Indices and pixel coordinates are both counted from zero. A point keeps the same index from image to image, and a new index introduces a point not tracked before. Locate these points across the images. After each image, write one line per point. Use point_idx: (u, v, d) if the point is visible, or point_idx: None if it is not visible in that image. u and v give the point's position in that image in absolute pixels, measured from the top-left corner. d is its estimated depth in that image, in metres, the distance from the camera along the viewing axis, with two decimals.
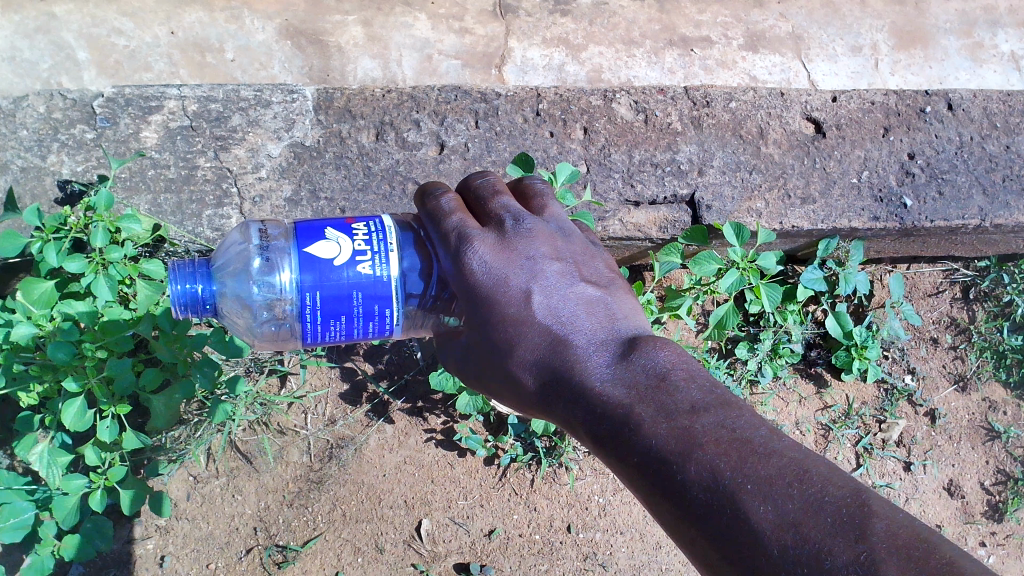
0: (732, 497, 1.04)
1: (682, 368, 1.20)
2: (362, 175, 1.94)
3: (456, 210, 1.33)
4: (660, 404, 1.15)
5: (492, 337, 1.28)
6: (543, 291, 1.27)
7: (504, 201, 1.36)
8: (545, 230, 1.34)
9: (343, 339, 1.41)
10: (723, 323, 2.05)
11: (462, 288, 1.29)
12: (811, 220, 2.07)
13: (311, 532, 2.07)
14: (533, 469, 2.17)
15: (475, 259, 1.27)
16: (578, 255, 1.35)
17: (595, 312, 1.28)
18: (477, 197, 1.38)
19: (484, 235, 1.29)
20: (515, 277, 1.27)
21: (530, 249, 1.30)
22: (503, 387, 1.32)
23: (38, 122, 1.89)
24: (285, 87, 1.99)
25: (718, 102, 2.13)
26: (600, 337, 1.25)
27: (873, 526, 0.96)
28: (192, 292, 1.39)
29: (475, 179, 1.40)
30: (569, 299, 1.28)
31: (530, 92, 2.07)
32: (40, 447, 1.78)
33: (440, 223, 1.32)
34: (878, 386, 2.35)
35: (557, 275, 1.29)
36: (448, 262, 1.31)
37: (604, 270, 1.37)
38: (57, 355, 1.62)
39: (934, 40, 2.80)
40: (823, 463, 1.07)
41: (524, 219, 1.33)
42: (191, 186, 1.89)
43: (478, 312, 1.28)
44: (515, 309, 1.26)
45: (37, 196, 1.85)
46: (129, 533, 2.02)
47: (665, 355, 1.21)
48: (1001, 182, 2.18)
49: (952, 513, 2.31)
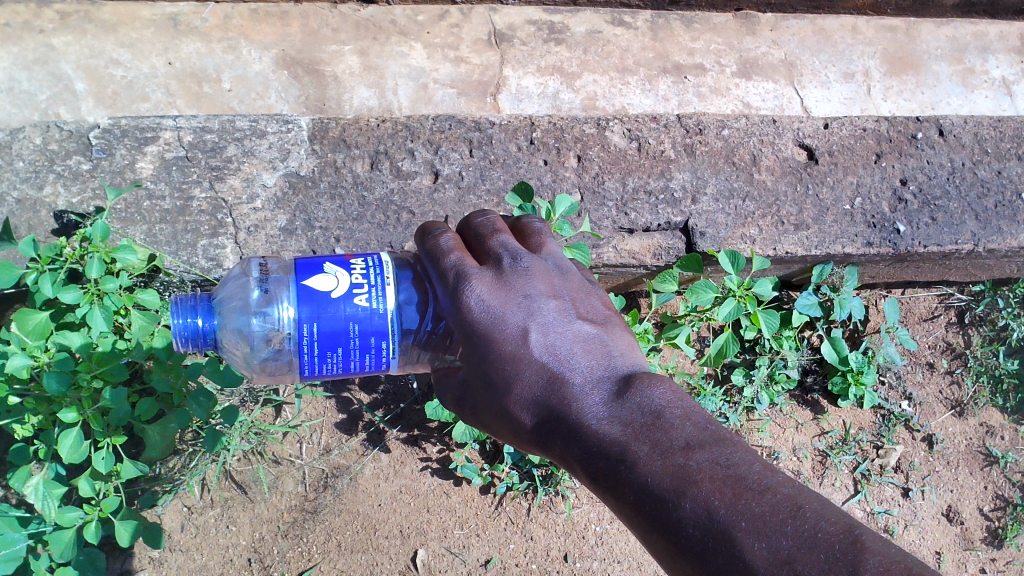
0: (728, 535, 1.03)
1: (678, 406, 1.19)
2: (357, 204, 1.95)
3: (453, 248, 1.34)
4: (656, 442, 1.14)
5: (490, 375, 1.28)
6: (540, 328, 1.28)
7: (502, 238, 1.37)
8: (543, 267, 1.35)
9: (340, 373, 1.40)
10: (723, 351, 2.05)
11: (459, 326, 1.30)
12: (805, 246, 2.08)
13: (305, 563, 2.05)
14: (529, 497, 2.16)
15: (473, 297, 1.28)
16: (575, 292, 1.36)
17: (593, 349, 1.28)
18: (476, 235, 1.39)
19: (482, 274, 1.30)
20: (512, 315, 1.28)
21: (527, 286, 1.31)
22: (501, 425, 1.32)
23: (34, 153, 1.89)
24: (280, 118, 2.00)
25: (711, 129, 2.14)
26: (596, 374, 1.25)
27: (867, 562, 0.96)
28: (193, 326, 1.40)
29: (474, 217, 1.42)
30: (566, 336, 1.28)
31: (523, 120, 2.08)
32: (35, 479, 1.76)
33: (439, 261, 1.34)
34: (875, 412, 2.35)
35: (553, 312, 1.30)
36: (446, 299, 1.32)
37: (600, 306, 1.38)
38: (51, 385, 1.62)
39: (926, 67, 2.82)
40: (816, 498, 1.07)
41: (522, 257, 1.34)
42: (186, 217, 1.90)
43: (476, 349, 1.28)
44: (512, 347, 1.26)
45: (33, 227, 1.86)
46: (123, 564, 2.00)
47: (661, 393, 1.21)
48: (994, 208, 2.19)
49: (952, 540, 2.30)
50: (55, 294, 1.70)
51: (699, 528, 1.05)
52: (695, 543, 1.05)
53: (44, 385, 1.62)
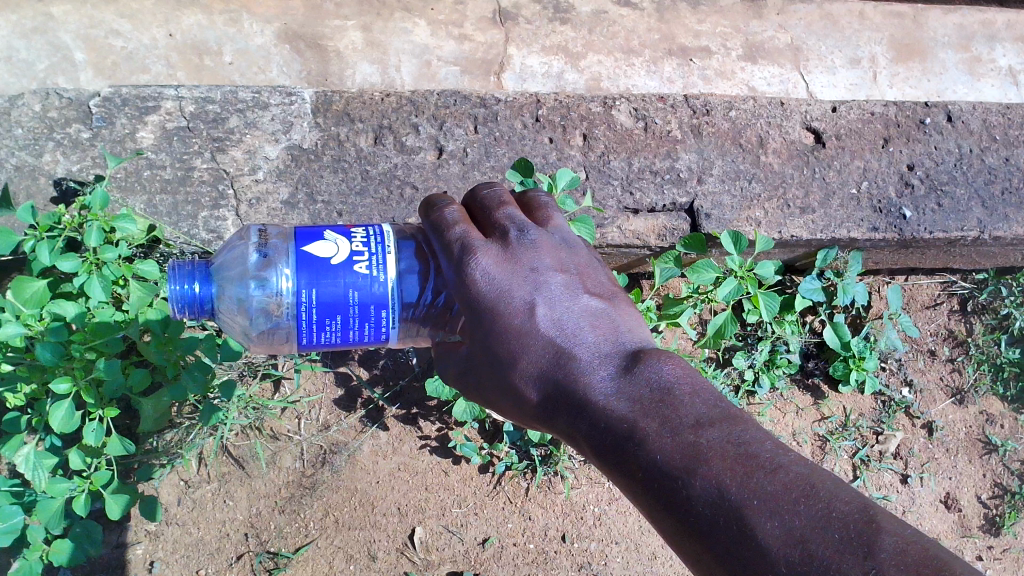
0: (739, 513, 1.02)
1: (687, 381, 1.18)
2: (360, 178, 1.93)
3: (459, 221, 1.32)
4: (666, 419, 1.13)
5: (495, 350, 1.26)
6: (547, 302, 1.26)
7: (508, 212, 1.35)
8: (550, 241, 1.33)
9: (338, 343, 1.39)
10: (722, 332, 2.03)
11: (464, 299, 1.28)
12: (810, 230, 2.07)
13: (302, 539, 2.05)
14: (528, 477, 2.15)
15: (478, 270, 1.26)
16: (582, 266, 1.34)
17: (601, 324, 1.27)
18: (482, 208, 1.37)
19: (488, 247, 1.28)
20: (519, 288, 1.26)
21: (534, 260, 1.29)
22: (506, 400, 1.30)
23: (33, 120, 1.87)
24: (283, 90, 1.97)
25: (718, 110, 2.12)
26: (604, 350, 1.23)
27: (881, 542, 0.95)
28: (190, 293, 1.38)
29: (480, 190, 1.40)
30: (574, 311, 1.26)
31: (529, 98, 2.06)
32: (26, 449, 1.76)
33: (443, 234, 1.32)
34: (875, 398, 2.34)
35: (561, 286, 1.28)
36: (451, 272, 1.31)
37: (607, 281, 1.36)
38: (45, 354, 1.60)
39: (932, 54, 2.80)
40: (829, 476, 1.05)
41: (529, 230, 1.32)
42: (187, 187, 1.88)
43: (481, 324, 1.26)
44: (519, 321, 1.24)
45: (32, 194, 1.83)
46: (118, 537, 1.99)
47: (671, 368, 1.19)
48: (1001, 195, 2.18)
49: (949, 527, 2.30)
50: (53, 262, 1.68)
51: (710, 507, 1.04)
52: (705, 521, 1.04)
53: (37, 354, 1.61)
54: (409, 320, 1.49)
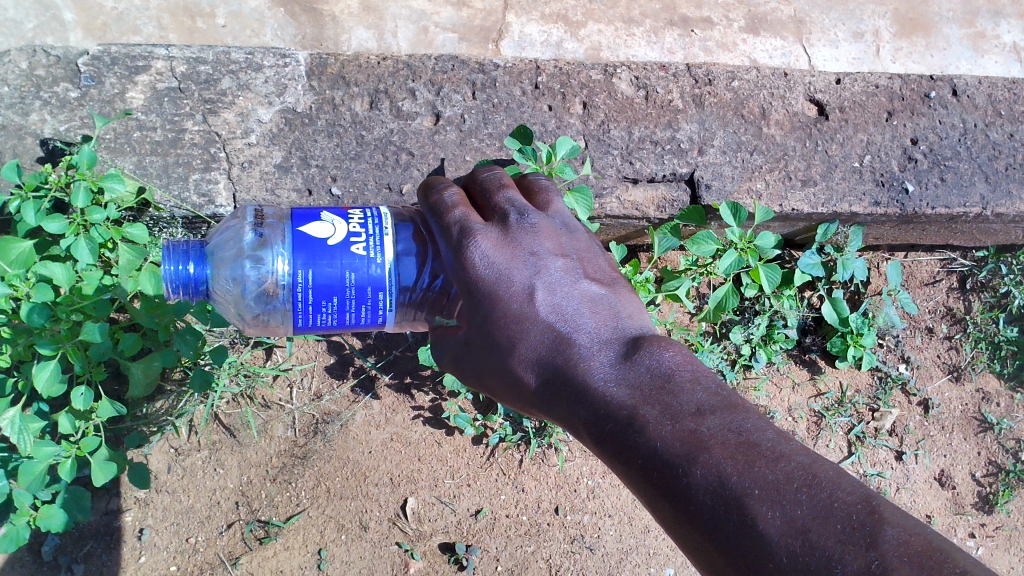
0: (739, 502, 0.99)
1: (688, 369, 1.16)
2: (355, 143, 1.89)
3: (459, 205, 1.31)
4: (666, 406, 1.11)
5: (493, 335, 1.24)
6: (546, 287, 1.24)
7: (509, 196, 1.34)
8: (550, 226, 1.32)
9: (335, 326, 1.35)
10: (722, 305, 2.01)
11: (462, 283, 1.26)
12: (811, 203, 2.04)
13: (293, 508, 2.03)
14: (522, 449, 2.13)
15: (477, 253, 1.25)
16: (582, 252, 1.33)
17: (600, 310, 1.25)
18: (481, 191, 1.36)
19: (487, 230, 1.27)
20: (519, 273, 1.24)
21: (534, 245, 1.28)
22: (503, 386, 1.28)
23: (20, 78, 1.82)
24: (277, 51, 1.92)
25: (721, 80, 2.08)
26: (603, 336, 1.22)
27: (884, 533, 0.92)
28: (184, 274, 1.35)
29: (480, 174, 1.39)
30: (573, 296, 1.25)
31: (528, 64, 2.02)
32: (12, 412, 1.71)
33: (442, 216, 1.31)
34: (872, 374, 2.33)
35: (560, 271, 1.27)
36: (449, 255, 1.29)
37: (607, 268, 1.34)
38: (34, 318, 1.57)
39: (937, 28, 2.75)
40: (831, 467, 1.03)
41: (529, 215, 1.31)
42: (178, 149, 1.84)
43: (479, 307, 1.25)
44: (518, 306, 1.23)
45: (18, 154, 1.79)
46: (107, 504, 1.97)
47: (671, 355, 1.17)
48: (1004, 171, 2.15)
49: (942, 504, 2.30)
50: (38, 222, 1.65)
51: (709, 495, 1.01)
52: (704, 509, 1.01)
53: (24, 317, 1.58)
54: (407, 303, 1.47)
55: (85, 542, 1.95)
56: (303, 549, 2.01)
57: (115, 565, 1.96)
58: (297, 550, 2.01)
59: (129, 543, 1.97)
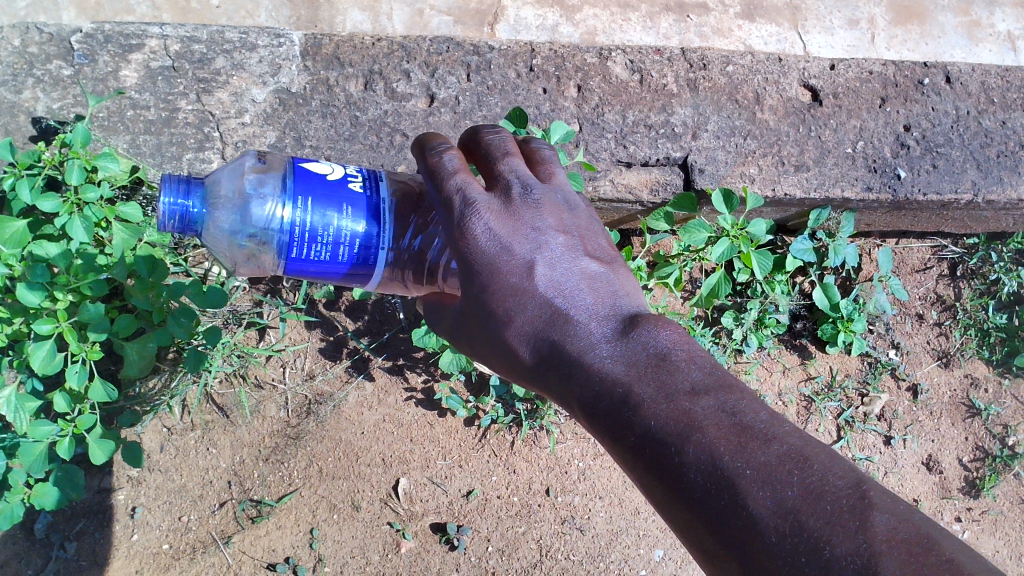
0: (731, 482, 1.01)
1: (683, 349, 1.17)
2: (349, 124, 1.89)
3: (459, 170, 1.24)
4: (661, 384, 1.12)
5: (489, 307, 1.22)
6: (545, 263, 1.23)
7: (511, 161, 1.28)
8: (553, 198, 1.28)
9: (326, 262, 1.35)
10: (714, 292, 2.04)
11: (459, 255, 1.23)
12: (804, 188, 2.05)
13: (286, 488, 2.04)
14: (513, 430, 2.13)
15: (478, 226, 1.21)
16: (582, 226, 1.30)
17: (598, 286, 1.24)
18: (483, 154, 1.30)
19: (489, 201, 1.23)
20: (521, 245, 1.22)
21: (536, 218, 1.25)
22: (494, 356, 1.27)
23: (12, 55, 1.81)
24: (271, 31, 1.92)
25: (715, 65, 2.08)
26: (600, 312, 1.22)
27: (874, 519, 0.94)
28: (183, 207, 1.30)
29: (482, 132, 1.32)
30: (572, 272, 1.24)
31: (523, 46, 2.01)
32: (7, 389, 1.71)
33: (441, 182, 1.24)
34: (861, 359, 2.34)
35: (561, 247, 1.25)
36: (445, 222, 1.25)
37: (604, 242, 1.33)
38: (27, 296, 1.59)
39: (931, 16, 2.75)
40: (823, 450, 1.04)
41: (532, 186, 1.27)
42: (172, 128, 1.83)
43: (478, 280, 1.22)
44: (516, 280, 1.21)
45: (11, 132, 1.79)
46: (100, 482, 1.98)
47: (668, 334, 1.18)
48: (996, 158, 2.16)
49: (930, 488, 2.32)
50: (33, 201, 1.65)
51: (702, 474, 1.03)
52: (696, 488, 1.03)
53: (19, 295, 1.59)
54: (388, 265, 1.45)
55: (78, 520, 1.96)
56: (295, 528, 2.03)
57: (108, 544, 1.97)
58: (289, 529, 2.03)
59: (122, 521, 1.98)
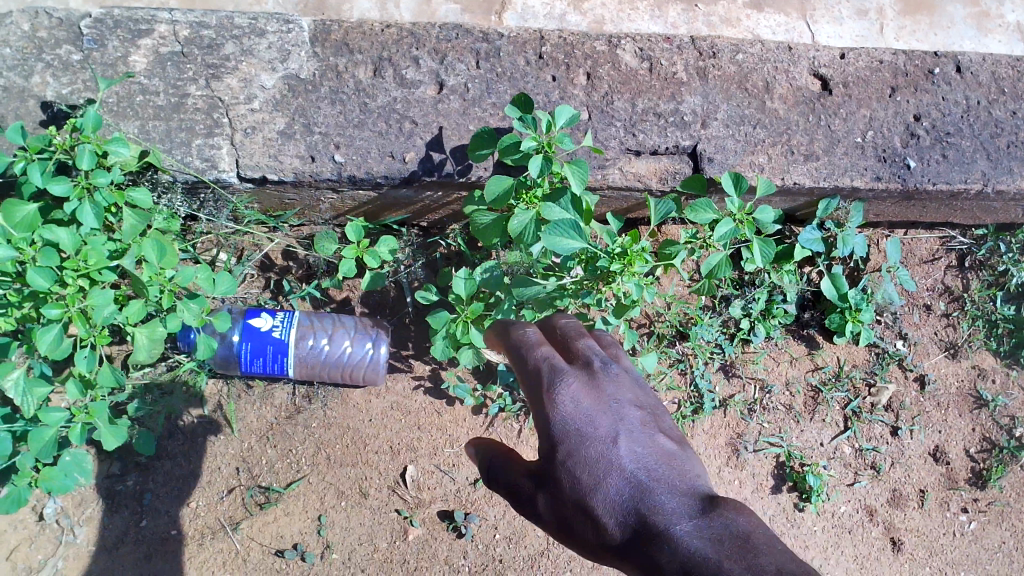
0: None
1: (764, 534, 1.13)
2: (359, 111, 1.89)
3: (544, 342, 1.43)
4: (748, 565, 1.06)
5: (570, 471, 1.26)
6: (629, 440, 1.28)
7: (588, 342, 1.45)
8: (629, 377, 1.41)
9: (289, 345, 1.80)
10: (720, 278, 1.98)
11: (543, 420, 1.32)
12: (814, 177, 2.04)
13: (294, 475, 2.05)
14: (521, 419, 2.15)
15: (567, 398, 1.31)
16: (654, 409, 1.39)
17: (673, 464, 1.27)
18: (561, 336, 1.50)
19: (576, 373, 1.36)
20: (602, 417, 1.30)
21: (618, 393, 1.35)
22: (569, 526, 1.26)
23: (21, 40, 1.81)
24: (280, 17, 1.91)
25: (725, 53, 2.08)
26: (680, 491, 1.22)
27: None
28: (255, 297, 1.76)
29: (559, 321, 1.54)
30: (650, 449, 1.28)
31: (532, 34, 2.01)
32: (16, 374, 1.69)
33: (529, 351, 1.43)
34: (869, 350, 2.32)
35: (638, 422, 1.32)
36: (531, 385, 1.38)
37: (676, 427, 1.38)
38: (37, 280, 1.58)
39: (940, 8, 2.74)
40: None
41: (611, 364, 1.40)
42: (181, 114, 1.83)
43: (558, 459, 1.28)
44: (599, 449, 1.27)
45: (20, 116, 1.79)
46: (109, 468, 1.98)
47: (748, 520, 1.15)
48: (1006, 148, 2.14)
49: (936, 479, 2.30)
50: (44, 185, 1.65)
51: None
52: None
53: (29, 279, 1.58)
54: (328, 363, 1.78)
55: (86, 505, 1.97)
56: (304, 515, 2.03)
57: (116, 529, 1.98)
58: (297, 516, 2.03)
59: (131, 507, 1.99)
